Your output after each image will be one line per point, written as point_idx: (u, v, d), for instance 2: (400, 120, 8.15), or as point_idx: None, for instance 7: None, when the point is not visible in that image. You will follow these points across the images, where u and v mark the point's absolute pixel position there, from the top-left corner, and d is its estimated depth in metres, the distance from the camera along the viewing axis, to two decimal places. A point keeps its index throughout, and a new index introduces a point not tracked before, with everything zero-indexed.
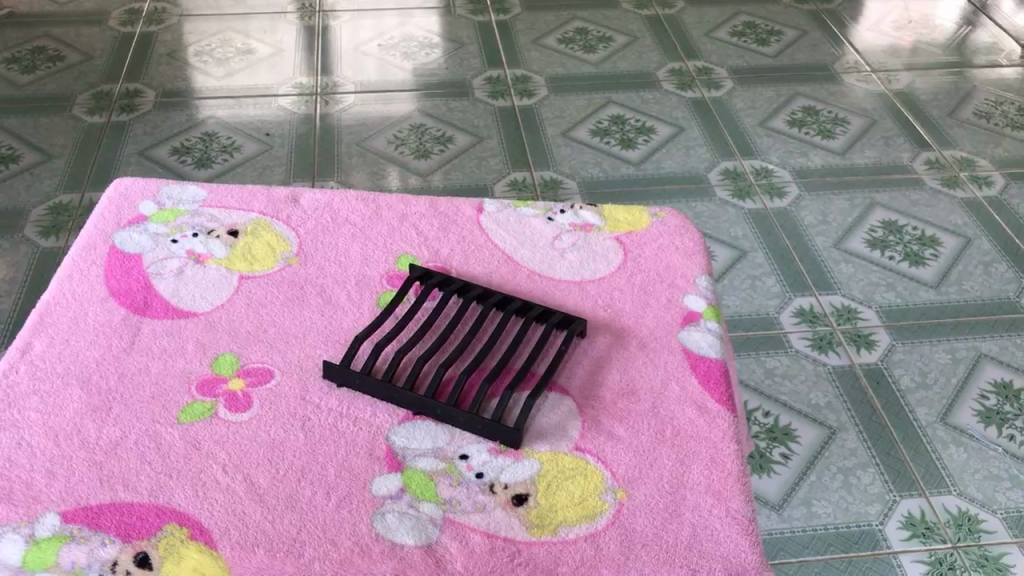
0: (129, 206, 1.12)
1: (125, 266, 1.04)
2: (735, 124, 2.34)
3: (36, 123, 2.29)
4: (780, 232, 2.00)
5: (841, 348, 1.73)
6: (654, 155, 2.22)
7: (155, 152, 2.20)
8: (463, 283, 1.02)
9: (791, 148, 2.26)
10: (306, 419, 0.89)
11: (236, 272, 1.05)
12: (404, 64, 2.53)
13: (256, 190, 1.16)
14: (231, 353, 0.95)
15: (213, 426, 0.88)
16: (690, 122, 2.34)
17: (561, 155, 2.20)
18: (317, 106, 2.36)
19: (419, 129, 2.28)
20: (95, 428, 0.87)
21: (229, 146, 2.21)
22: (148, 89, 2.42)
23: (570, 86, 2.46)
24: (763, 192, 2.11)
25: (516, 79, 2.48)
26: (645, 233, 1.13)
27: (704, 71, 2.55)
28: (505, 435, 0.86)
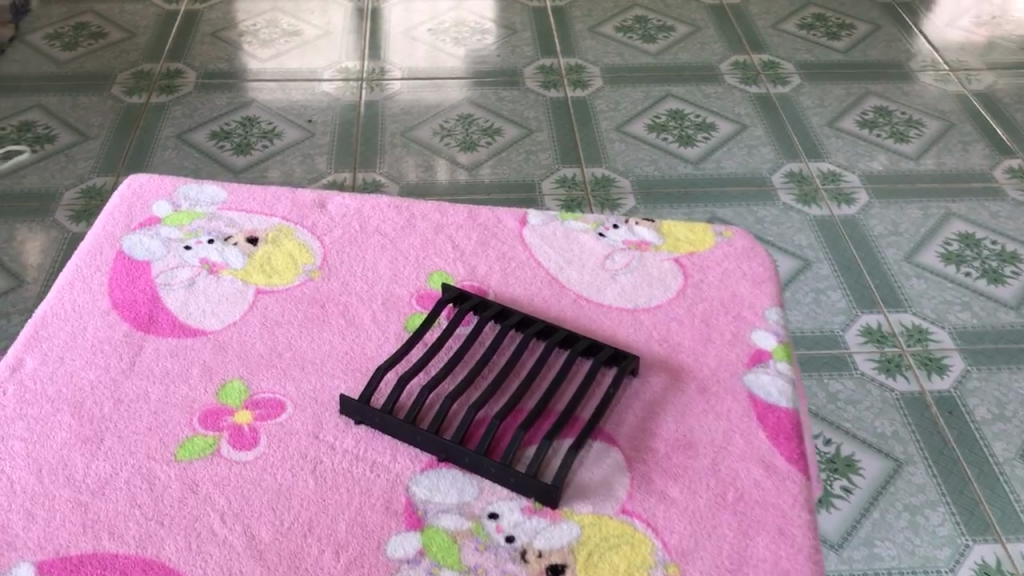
0: (142, 206, 1.03)
1: (132, 275, 0.95)
2: (802, 122, 2.20)
3: (75, 102, 2.22)
4: (848, 243, 1.85)
5: (910, 372, 1.57)
6: (713, 155, 2.09)
7: (194, 136, 2.12)
8: (502, 307, 0.92)
9: (862, 150, 2.11)
10: (318, 462, 0.79)
11: (253, 285, 0.95)
12: (454, 49, 2.42)
13: (281, 192, 1.06)
14: (240, 381, 0.85)
15: (213, 466, 0.78)
16: (754, 118, 2.20)
17: (614, 152, 2.07)
18: (362, 92, 2.26)
19: (466, 118, 2.16)
20: (83, 464, 0.78)
21: (270, 132, 2.12)
22: (190, 69, 2.34)
23: (627, 78, 2.33)
24: (831, 199, 1.96)
25: (570, 69, 2.35)
26: (708, 254, 1.01)
27: (770, 65, 2.40)
28: (541, 493, 0.76)
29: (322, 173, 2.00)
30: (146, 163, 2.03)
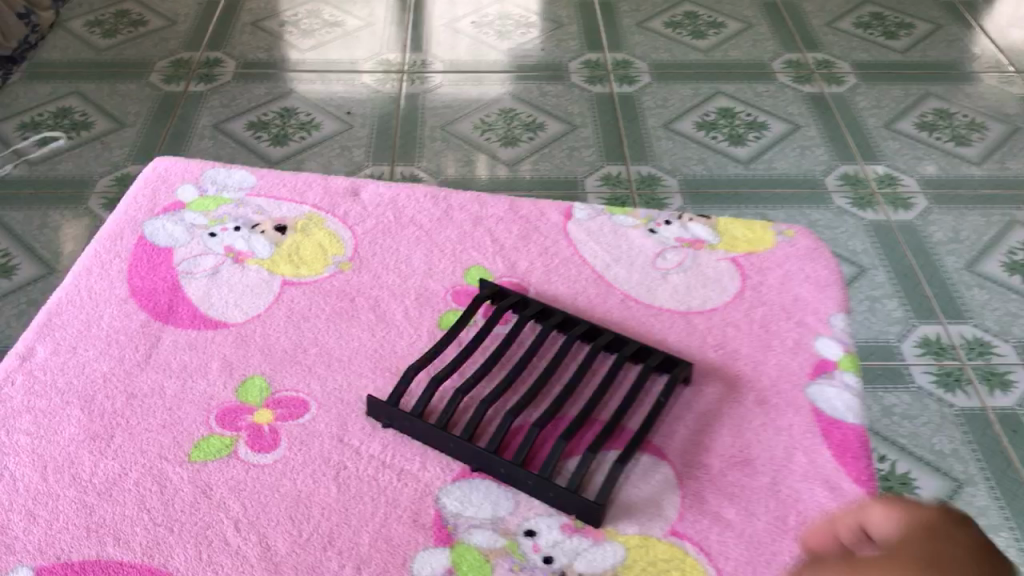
0: (166, 189, 0.98)
1: (153, 263, 0.89)
2: (858, 125, 2.05)
3: (113, 89, 2.18)
4: (903, 248, 1.66)
5: (972, 386, 1.37)
6: (764, 155, 1.96)
7: (231, 125, 2.07)
8: (544, 305, 0.85)
9: (921, 154, 1.95)
10: (342, 468, 0.73)
11: (279, 276, 0.89)
12: (499, 43, 2.35)
13: (313, 178, 1.00)
14: (262, 377, 0.79)
15: (228, 469, 0.72)
16: (808, 119, 2.07)
17: (659, 149, 1.98)
18: (403, 85, 2.19)
19: (508, 113, 2.10)
20: (91, 462, 0.73)
21: (308, 124, 2.07)
22: (230, 58, 2.30)
23: (675, 74, 2.24)
24: (886, 202, 1.80)
25: (616, 65, 2.27)
26: (768, 255, 0.93)
27: (823, 66, 2.28)
28: (583, 510, 0.69)
29: (359, 165, 1.95)
30: (183, 151, 1.98)
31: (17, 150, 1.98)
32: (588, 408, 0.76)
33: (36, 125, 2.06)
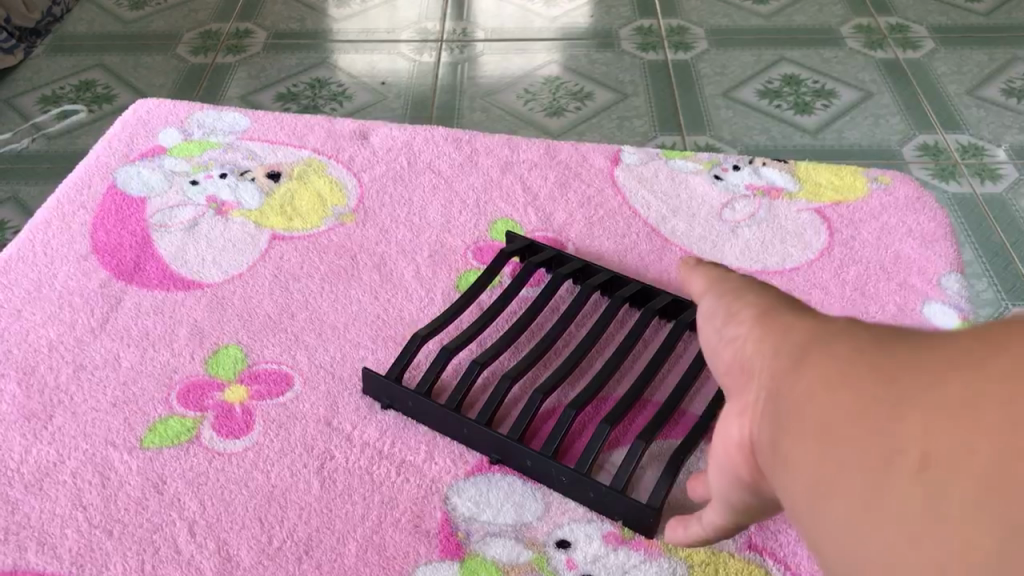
0: (146, 133, 0.84)
1: (122, 213, 0.75)
2: (940, 99, 1.40)
3: (135, 63, 1.55)
4: (991, 222, 1.17)
5: None
6: (833, 126, 1.37)
7: (261, 98, 1.46)
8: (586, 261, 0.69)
9: (1012, 123, 1.35)
10: (327, 458, 0.58)
11: (269, 229, 0.74)
12: (545, 10, 1.67)
13: (316, 120, 0.86)
14: (238, 347, 0.65)
15: (188, 457, 0.58)
16: (881, 87, 1.44)
17: (717, 121, 1.39)
18: (445, 54, 1.55)
19: (553, 82, 1.48)
20: (21, 448, 0.59)
21: (339, 94, 1.47)
22: (259, 27, 1.64)
23: (735, 39, 1.58)
24: (966, 169, 1.26)
25: (672, 29, 1.60)
26: (860, 206, 0.76)
27: (897, 31, 1.57)
28: (631, 514, 0.54)
29: None
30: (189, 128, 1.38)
31: (33, 124, 1.39)
32: (639, 385, 0.60)
33: (55, 100, 1.45)
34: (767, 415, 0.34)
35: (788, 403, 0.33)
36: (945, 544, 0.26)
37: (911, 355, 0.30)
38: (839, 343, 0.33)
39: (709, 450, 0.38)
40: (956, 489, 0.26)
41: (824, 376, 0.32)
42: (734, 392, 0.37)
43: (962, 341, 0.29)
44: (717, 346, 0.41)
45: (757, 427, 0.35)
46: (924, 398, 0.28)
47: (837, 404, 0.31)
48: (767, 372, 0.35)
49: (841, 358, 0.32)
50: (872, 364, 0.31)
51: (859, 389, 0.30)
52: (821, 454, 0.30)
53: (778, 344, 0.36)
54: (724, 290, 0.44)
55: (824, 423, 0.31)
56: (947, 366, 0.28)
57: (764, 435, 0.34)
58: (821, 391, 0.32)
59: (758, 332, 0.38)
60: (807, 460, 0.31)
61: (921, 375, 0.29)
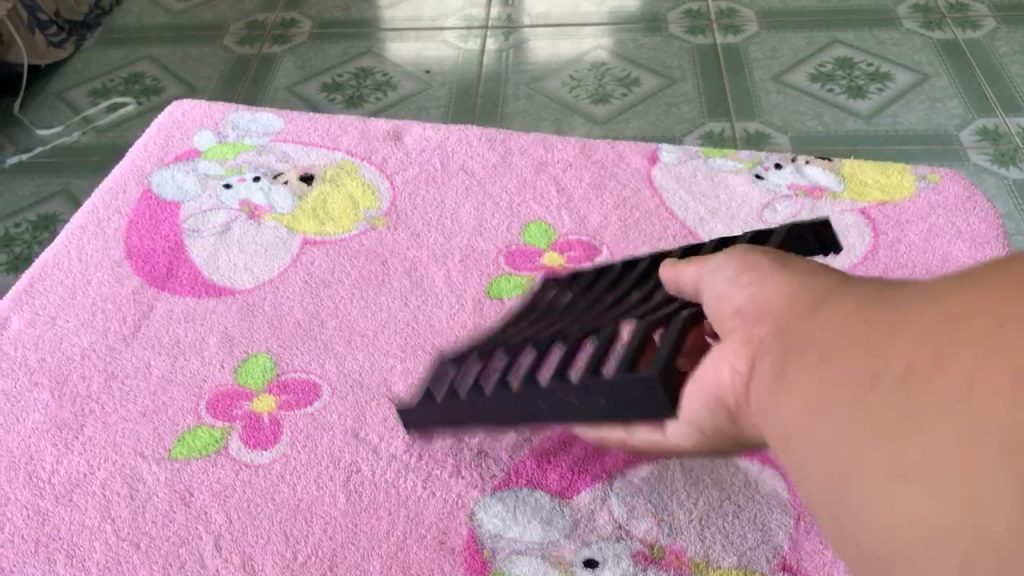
0: (181, 135, 0.84)
1: (156, 218, 0.76)
2: (1002, 80, 1.32)
3: (183, 54, 1.54)
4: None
5: None
6: (888, 110, 1.29)
7: (307, 89, 1.44)
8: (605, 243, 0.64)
9: None
10: (353, 470, 0.57)
11: (301, 234, 0.74)
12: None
13: (349, 121, 0.85)
14: (268, 356, 0.65)
15: (215, 469, 0.58)
16: (939, 69, 1.36)
17: (767, 105, 1.32)
18: (492, 41, 1.50)
19: (600, 68, 1.43)
20: (53, 458, 0.59)
21: (383, 83, 1.44)
22: (305, 16, 1.62)
23: (786, 20, 1.50)
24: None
25: (721, 12, 1.53)
26: (906, 207, 0.74)
27: (956, 8, 1.48)
28: (634, 393, 0.41)
29: None
30: None
31: (84, 116, 1.40)
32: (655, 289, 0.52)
33: (106, 92, 1.45)
34: (766, 351, 0.35)
35: (789, 339, 0.34)
36: (911, 458, 0.26)
37: (910, 296, 0.30)
38: (849, 292, 0.34)
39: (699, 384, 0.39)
40: (926, 404, 0.26)
41: (828, 317, 0.33)
42: (738, 335, 0.38)
43: (961, 279, 0.29)
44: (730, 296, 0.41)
45: (756, 364, 0.35)
46: (910, 325, 0.28)
47: (839, 332, 0.31)
48: (774, 316, 0.36)
49: (847, 302, 0.33)
50: (871, 306, 0.31)
51: (866, 322, 0.30)
52: (810, 382, 0.31)
53: (790, 292, 0.37)
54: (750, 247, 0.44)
55: (817, 354, 0.31)
56: (939, 300, 0.28)
57: (760, 372, 0.35)
58: (821, 328, 0.32)
59: (773, 283, 0.39)
60: (795, 390, 0.32)
61: (915, 308, 0.29)
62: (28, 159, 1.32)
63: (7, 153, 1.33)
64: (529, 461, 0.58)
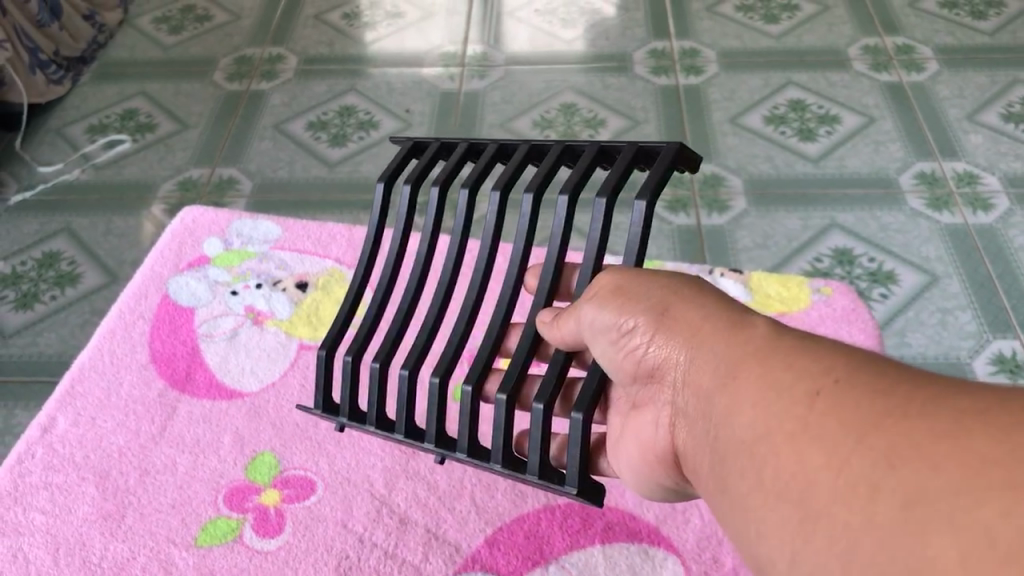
0: (192, 242, 0.98)
1: (174, 324, 0.90)
2: (938, 124, 1.44)
3: (175, 90, 1.65)
4: (979, 254, 1.22)
5: None
6: (834, 154, 1.41)
7: (293, 126, 1.55)
8: (417, 170, 0.74)
9: (1005, 149, 1.38)
10: (343, 557, 0.72)
11: (297, 339, 0.88)
12: (562, 33, 1.72)
13: (337, 228, 0.99)
14: (272, 454, 0.79)
15: (232, 555, 0.72)
16: (882, 111, 1.47)
17: (722, 146, 1.43)
18: (469, 79, 1.61)
19: (569, 108, 1.54)
20: (101, 544, 0.73)
21: (366, 120, 1.55)
22: (292, 53, 1.72)
23: (745, 61, 1.61)
24: (960, 199, 1.30)
25: (684, 53, 1.64)
26: (801, 317, 0.89)
27: (903, 51, 1.60)
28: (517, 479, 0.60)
29: None
30: (237, 161, 1.48)
31: (83, 154, 1.51)
32: (519, 275, 0.67)
33: (103, 129, 1.56)
34: (776, 488, 0.39)
35: (801, 482, 0.37)
36: None
37: (909, 458, 0.34)
38: (830, 418, 0.38)
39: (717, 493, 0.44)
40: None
41: (830, 468, 0.36)
42: (733, 448, 0.42)
43: (958, 452, 0.32)
44: (701, 384, 0.46)
45: (769, 494, 0.39)
46: (933, 516, 0.31)
47: (849, 491, 0.35)
48: (764, 435, 0.40)
49: (841, 442, 0.36)
50: (855, 451, 0.36)
51: (872, 484, 0.34)
52: (845, 549, 0.34)
53: (767, 397, 0.41)
54: (654, 307, 0.51)
55: (841, 519, 0.35)
56: (951, 487, 0.32)
57: (759, 501, 0.39)
58: (832, 481, 0.36)
59: (740, 385, 0.43)
60: (808, 535, 0.36)
61: (929, 488, 0.32)
62: (32, 198, 1.43)
63: (11, 192, 1.44)
64: (483, 549, 0.72)
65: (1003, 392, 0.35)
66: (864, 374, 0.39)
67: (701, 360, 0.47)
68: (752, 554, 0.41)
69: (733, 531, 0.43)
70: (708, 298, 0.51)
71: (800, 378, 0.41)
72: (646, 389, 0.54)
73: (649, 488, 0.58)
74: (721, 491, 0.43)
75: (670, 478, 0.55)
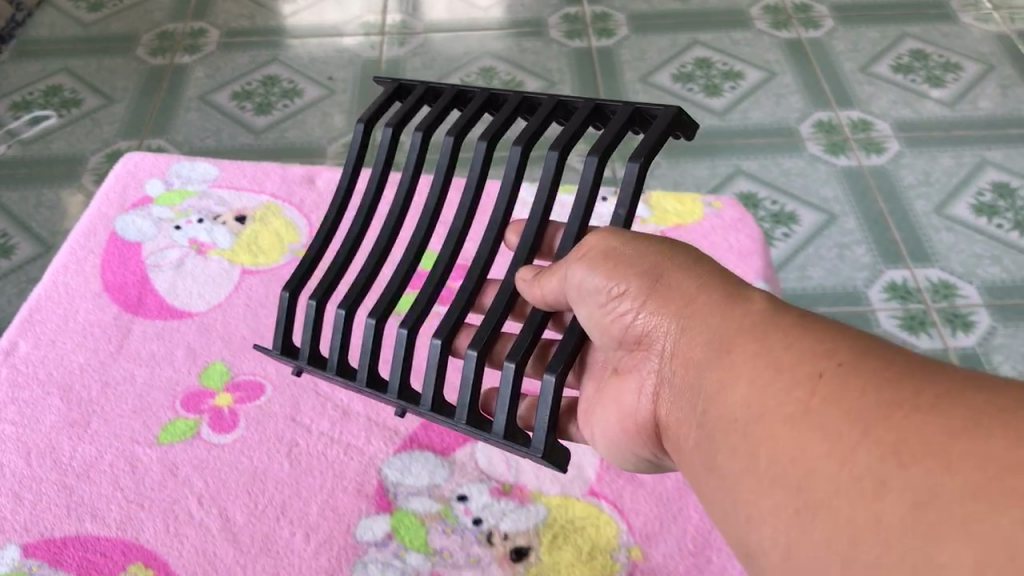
0: (135, 185, 1.04)
1: (123, 256, 0.97)
2: (831, 75, 1.56)
3: (99, 65, 1.69)
4: (872, 193, 1.34)
5: (936, 330, 1.16)
6: (739, 106, 1.52)
7: (217, 97, 1.61)
8: (401, 113, 0.80)
9: (894, 97, 1.51)
10: (294, 445, 0.81)
11: (240, 265, 0.96)
12: (479, 1, 1.80)
13: (271, 168, 1.07)
14: (223, 363, 0.87)
15: (192, 449, 0.80)
16: (781, 66, 1.59)
17: None
18: (389, 47, 1.69)
19: (488, 71, 1.62)
20: (70, 447, 0.81)
21: (290, 88, 1.61)
22: (213, 27, 1.77)
23: (654, 23, 1.72)
24: (855, 144, 1.42)
25: (596, 16, 1.74)
26: (696, 227, 1.00)
27: (801, 10, 1.72)
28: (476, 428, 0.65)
29: (343, 133, 1.52)
30: (164, 131, 1.54)
31: (8, 130, 1.55)
32: (501, 225, 0.72)
33: (27, 105, 1.60)
34: (777, 475, 0.43)
35: (806, 473, 0.41)
36: None
37: (912, 458, 0.37)
38: (831, 407, 0.42)
39: (713, 478, 0.48)
40: None
41: (832, 454, 0.40)
42: (733, 430, 0.47)
43: (967, 459, 0.36)
44: (699, 372, 0.51)
45: (771, 481, 0.43)
46: (943, 516, 0.35)
47: (851, 484, 0.39)
48: (766, 416, 0.45)
49: (846, 432, 0.40)
50: (860, 443, 0.40)
51: (874, 476, 0.38)
52: (844, 540, 0.38)
53: (768, 381, 0.46)
54: (648, 277, 0.56)
55: (843, 508, 0.39)
56: (959, 489, 0.35)
57: (760, 487, 0.44)
58: (835, 469, 0.40)
59: (745, 377, 0.47)
60: (806, 522, 0.41)
61: (933, 492, 0.36)
62: None
63: None
64: (419, 431, 0.82)
65: (1006, 391, 0.39)
66: (866, 365, 0.43)
67: (696, 339, 0.52)
68: (744, 532, 0.45)
69: (726, 510, 0.47)
70: (700, 270, 0.55)
71: (801, 362, 0.45)
72: (633, 355, 0.59)
73: (624, 457, 0.64)
74: (714, 470, 0.48)
75: (644, 449, 0.61)
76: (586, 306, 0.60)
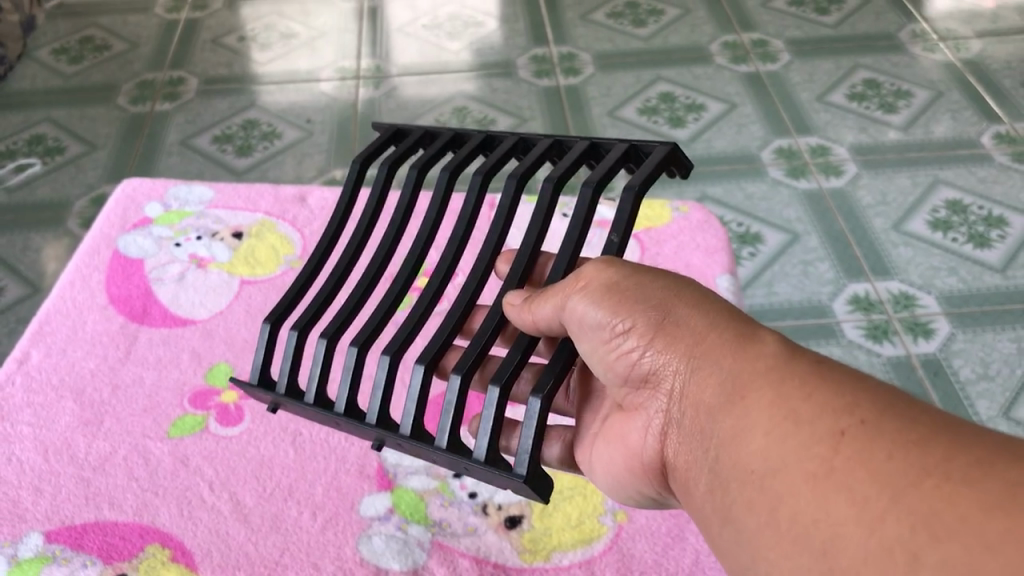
0: (135, 207, 1.10)
1: (127, 272, 1.02)
2: (788, 105, 1.66)
3: (82, 114, 1.74)
4: (833, 212, 1.42)
5: (899, 337, 1.23)
6: (702, 136, 1.60)
7: (198, 141, 1.67)
8: (395, 154, 0.86)
9: (851, 124, 1.60)
10: (297, 434, 0.86)
11: (238, 276, 1.02)
12: (449, 45, 1.89)
13: (263, 189, 1.13)
14: (227, 363, 0.93)
15: (202, 441, 0.85)
16: (741, 97, 1.68)
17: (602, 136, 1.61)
18: (364, 90, 1.77)
19: (461, 111, 1.70)
20: (85, 443, 0.85)
21: (269, 132, 1.68)
22: (191, 75, 1.84)
23: (619, 61, 1.81)
24: (814, 168, 1.51)
25: (562, 56, 1.83)
26: (664, 229, 1.07)
27: (758, 45, 1.82)
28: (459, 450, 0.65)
29: (321, 171, 1.58)
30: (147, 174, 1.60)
31: None
32: (493, 253, 0.75)
33: (12, 153, 1.65)
34: (801, 536, 0.44)
35: (832, 537, 0.43)
36: None
37: (945, 534, 0.39)
38: (858, 469, 0.44)
39: (729, 531, 0.50)
40: None
41: (860, 521, 0.42)
42: (749, 484, 0.48)
43: (1002, 536, 0.37)
44: (711, 425, 0.52)
45: (795, 543, 0.45)
46: None
47: (881, 553, 0.41)
48: (787, 473, 0.46)
49: (872, 496, 0.42)
50: (888, 509, 0.41)
51: (904, 544, 0.40)
52: None
53: (785, 435, 0.47)
54: (654, 311, 0.56)
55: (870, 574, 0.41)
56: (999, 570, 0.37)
57: (783, 545, 0.45)
58: (863, 535, 0.42)
59: (763, 433, 0.48)
60: None
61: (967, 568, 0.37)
62: None
63: None
64: None
65: None
66: (890, 426, 0.44)
67: (706, 386, 0.53)
68: None
69: (744, 563, 0.49)
70: (707, 305, 0.56)
71: (821, 414, 0.47)
72: (633, 395, 0.60)
73: (629, 496, 0.66)
74: (729, 523, 0.50)
75: (650, 488, 0.63)
76: (588, 348, 0.60)
